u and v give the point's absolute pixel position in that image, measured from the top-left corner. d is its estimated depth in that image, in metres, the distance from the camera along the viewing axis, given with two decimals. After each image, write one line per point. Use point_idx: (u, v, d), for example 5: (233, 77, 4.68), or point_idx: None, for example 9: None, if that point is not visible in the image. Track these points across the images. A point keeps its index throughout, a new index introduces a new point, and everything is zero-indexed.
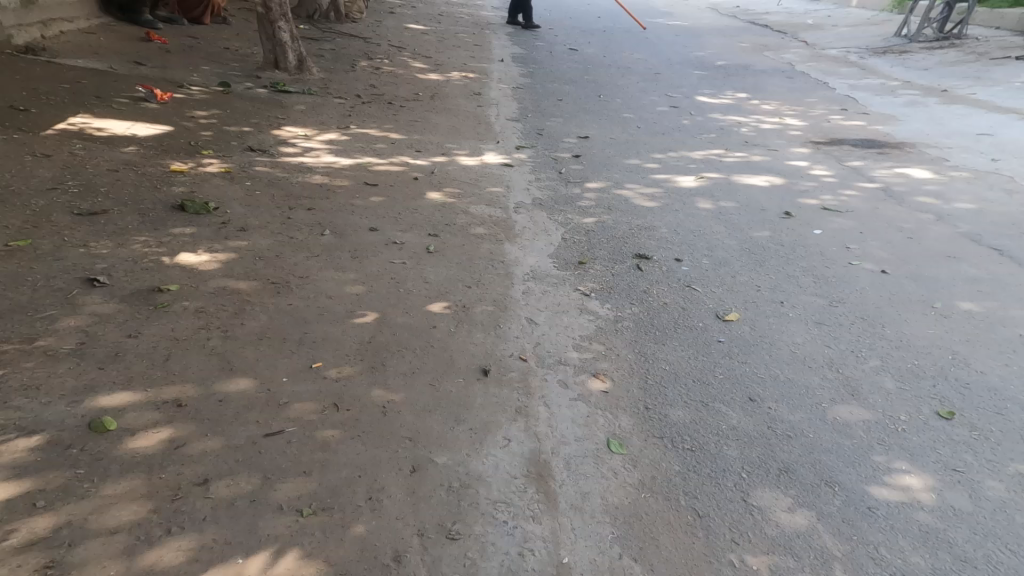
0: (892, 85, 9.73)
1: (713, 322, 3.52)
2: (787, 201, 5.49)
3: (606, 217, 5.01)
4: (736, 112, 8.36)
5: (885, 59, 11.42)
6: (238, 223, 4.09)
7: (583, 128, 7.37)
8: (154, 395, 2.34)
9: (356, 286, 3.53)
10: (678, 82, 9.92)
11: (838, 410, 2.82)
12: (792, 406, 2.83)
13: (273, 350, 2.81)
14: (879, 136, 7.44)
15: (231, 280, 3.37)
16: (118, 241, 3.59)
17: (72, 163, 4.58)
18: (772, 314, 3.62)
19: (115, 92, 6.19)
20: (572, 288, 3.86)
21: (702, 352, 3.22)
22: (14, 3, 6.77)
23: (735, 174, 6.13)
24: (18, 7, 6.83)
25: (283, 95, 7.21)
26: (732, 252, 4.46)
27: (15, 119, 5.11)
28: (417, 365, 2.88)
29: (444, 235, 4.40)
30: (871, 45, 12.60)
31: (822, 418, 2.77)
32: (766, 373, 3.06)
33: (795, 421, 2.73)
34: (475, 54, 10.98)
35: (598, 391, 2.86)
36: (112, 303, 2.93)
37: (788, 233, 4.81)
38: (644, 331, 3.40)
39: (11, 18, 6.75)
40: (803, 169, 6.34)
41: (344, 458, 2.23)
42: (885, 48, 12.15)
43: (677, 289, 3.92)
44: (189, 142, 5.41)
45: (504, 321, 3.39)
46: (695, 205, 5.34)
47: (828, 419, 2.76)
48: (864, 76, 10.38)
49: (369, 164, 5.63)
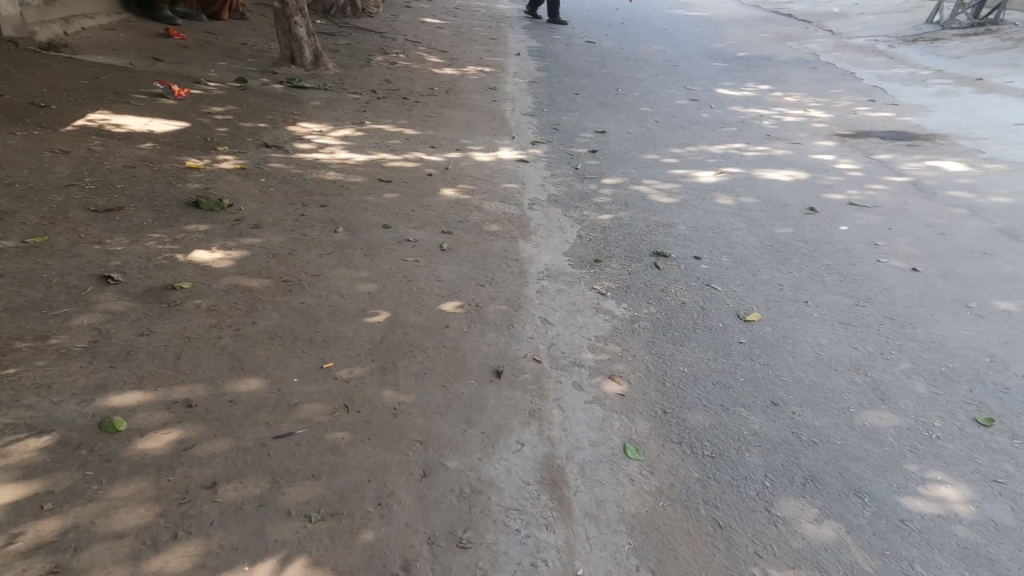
0: (923, 74, 9.40)
1: (733, 322, 3.41)
2: (811, 196, 5.33)
3: (622, 213, 4.91)
4: (758, 105, 8.15)
5: (916, 47, 11.03)
6: (251, 220, 4.08)
7: (600, 122, 7.25)
8: (164, 395, 2.33)
9: (368, 285, 3.50)
10: (697, 74, 9.71)
11: (867, 416, 2.70)
12: (817, 411, 2.71)
13: (284, 349, 2.78)
14: (909, 128, 7.19)
15: (243, 278, 3.36)
16: (133, 238, 3.60)
17: (91, 160, 4.62)
18: (796, 315, 3.50)
19: (133, 88, 6.24)
20: (588, 287, 3.78)
21: (722, 354, 3.11)
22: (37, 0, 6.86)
23: (757, 168, 5.96)
24: (41, 4, 6.92)
25: (299, 91, 7.21)
26: (753, 250, 4.33)
27: (36, 116, 5.17)
28: (428, 366, 2.83)
29: (457, 233, 4.34)
30: (900, 32, 12.20)
31: (850, 424, 2.65)
32: (789, 375, 2.94)
33: (821, 426, 2.62)
34: (491, 47, 10.89)
35: (614, 394, 2.78)
36: (125, 301, 2.93)
37: (812, 230, 4.66)
38: (661, 332, 3.31)
39: (34, 15, 6.85)
40: (827, 163, 6.14)
41: (353, 461, 2.19)
42: (916, 36, 11.73)
43: (695, 288, 3.81)
44: (205, 138, 5.43)
45: (517, 321, 3.32)
46: (715, 201, 5.20)
47: (856, 425, 2.64)
48: (893, 65, 10.04)
49: (383, 160, 5.60)
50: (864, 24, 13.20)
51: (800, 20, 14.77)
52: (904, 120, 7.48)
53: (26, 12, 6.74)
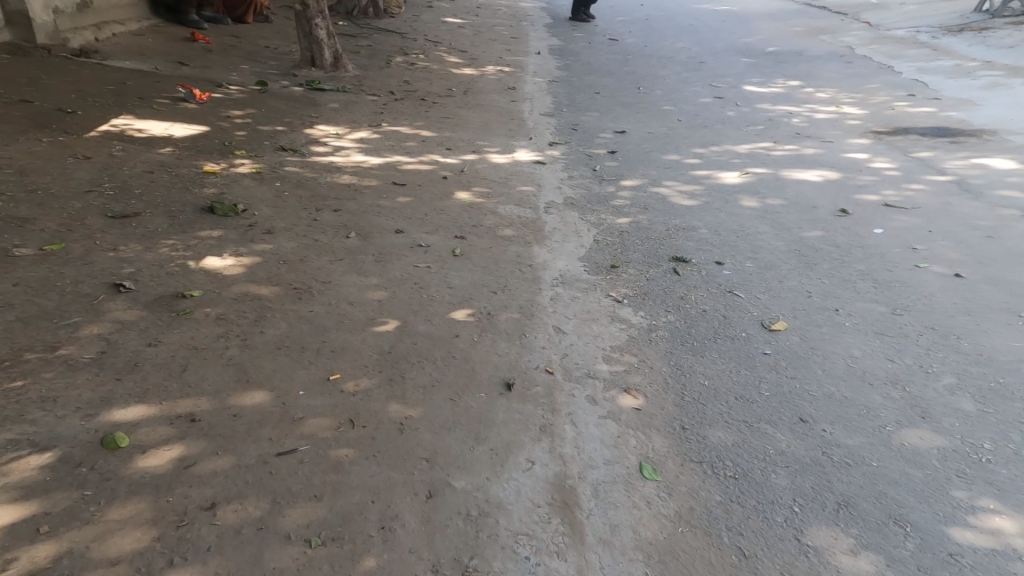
0: (969, 66, 8.98)
1: (757, 332, 3.25)
2: (842, 197, 5.10)
3: (641, 216, 4.77)
4: (787, 102, 7.88)
5: (961, 37, 10.55)
6: (264, 225, 4.06)
7: (620, 122, 7.09)
8: (168, 410, 2.30)
9: (378, 292, 3.44)
10: (724, 71, 9.45)
11: (905, 435, 2.52)
12: (849, 429, 2.54)
13: (291, 360, 2.73)
14: (953, 124, 6.85)
15: (253, 285, 3.33)
16: (147, 244, 3.59)
17: (111, 165, 4.65)
18: (825, 324, 3.31)
19: (155, 92, 6.31)
20: (603, 295, 3.66)
21: (746, 366, 2.95)
22: (70, 8, 6.99)
23: (784, 169, 5.75)
24: (73, 11, 7.05)
25: (317, 93, 7.21)
26: (779, 254, 4.15)
27: (60, 121, 5.23)
28: (437, 378, 2.75)
29: (471, 237, 4.25)
30: (943, 22, 11.69)
31: (887, 444, 2.47)
32: (818, 389, 2.77)
33: (854, 446, 2.45)
34: (511, 46, 10.78)
35: (630, 409, 2.66)
36: (135, 310, 2.91)
37: (843, 233, 4.45)
38: (680, 342, 3.16)
39: (67, 22, 6.98)
40: (861, 161, 5.89)
41: (357, 480, 2.13)
42: (963, 25, 11.21)
43: (717, 295, 3.65)
44: (223, 143, 5.45)
45: (530, 330, 3.22)
46: (739, 203, 5.02)
47: (893, 446, 2.46)
48: (936, 57, 9.62)
49: (398, 162, 5.54)
50: (903, 15, 12.69)
51: (834, 13, 14.29)
52: (948, 116, 7.14)
53: (59, 20, 6.87)
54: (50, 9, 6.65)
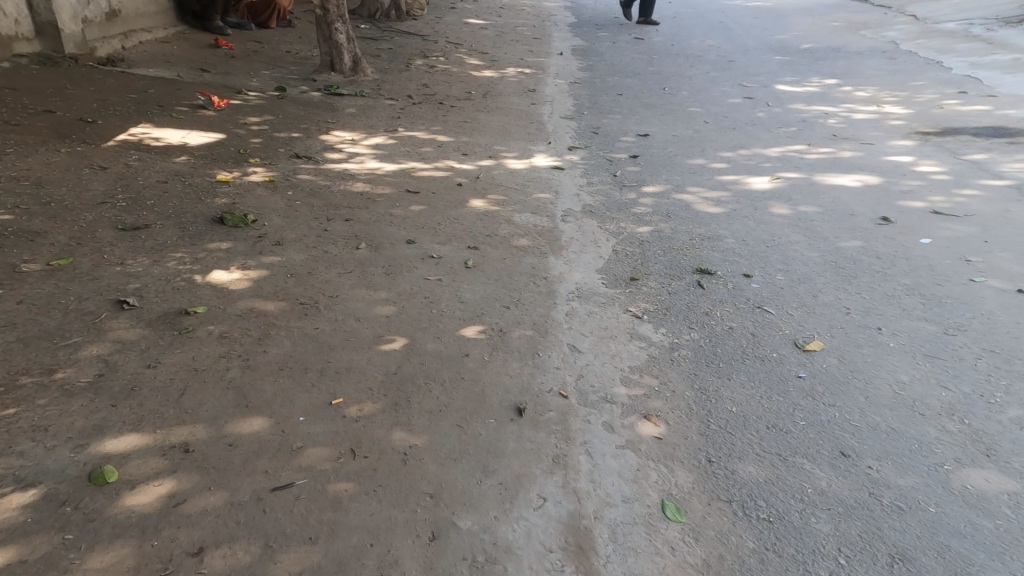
0: None
1: (790, 352, 3.02)
2: (884, 204, 4.82)
3: (663, 225, 4.56)
4: (822, 101, 7.55)
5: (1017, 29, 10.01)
6: (274, 236, 3.97)
7: (642, 125, 6.87)
8: (161, 440, 2.23)
9: (387, 307, 3.32)
10: (755, 69, 9.13)
11: (966, 475, 2.28)
12: (899, 467, 2.30)
13: (293, 382, 2.62)
14: (1010, 123, 6.48)
15: (259, 300, 3.23)
16: (155, 257, 3.50)
17: (126, 175, 4.61)
18: (866, 345, 3.07)
19: (176, 100, 6.32)
20: (622, 310, 3.47)
21: (778, 391, 2.72)
22: (96, 16, 7.07)
23: (819, 173, 5.47)
24: (100, 19, 7.13)
25: (335, 98, 7.16)
26: (814, 266, 3.92)
27: (81, 130, 5.26)
28: (445, 402, 2.61)
29: (484, 248, 4.10)
30: (997, 14, 11.11)
31: (946, 486, 2.23)
32: (859, 419, 2.53)
33: (906, 488, 2.21)
34: (533, 47, 10.61)
35: (651, 437, 2.45)
36: (137, 328, 2.82)
37: (885, 243, 4.20)
38: (705, 362, 2.96)
39: (94, 31, 7.06)
40: (906, 165, 5.58)
41: (355, 519, 2.00)
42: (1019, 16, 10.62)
43: (745, 310, 3.44)
44: (238, 150, 5.41)
45: (544, 349, 3.06)
46: (769, 210, 4.78)
47: (954, 489, 2.22)
48: (989, 51, 9.16)
49: (414, 169, 5.43)
50: (952, 6, 12.09)
51: (875, 7, 13.74)
52: (1003, 114, 6.75)
53: (86, 29, 6.94)
54: (76, 18, 6.72)
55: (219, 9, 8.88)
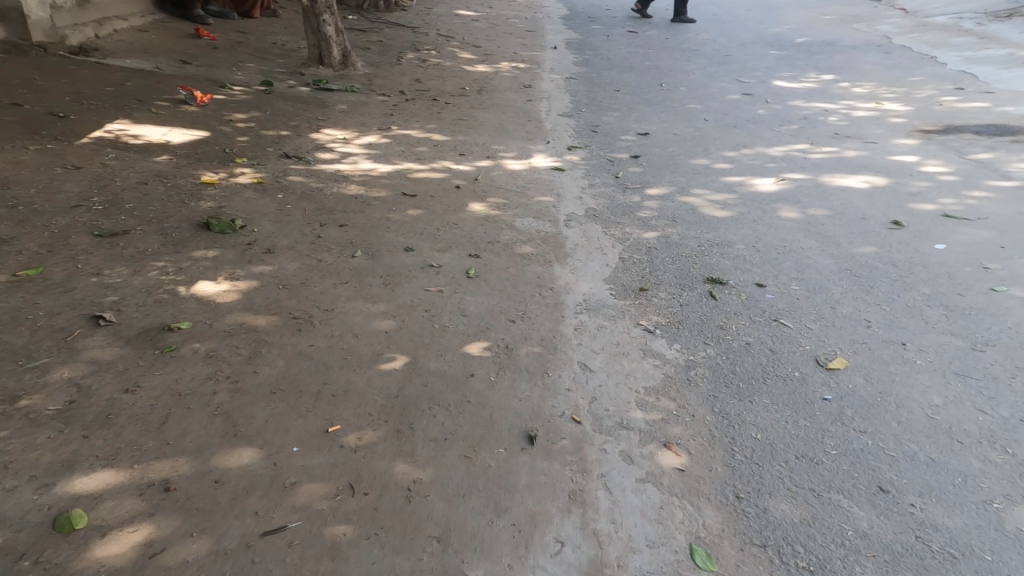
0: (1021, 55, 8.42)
1: (813, 371, 2.87)
2: (895, 207, 4.69)
3: (671, 230, 4.39)
4: (822, 98, 7.41)
5: (1008, 23, 9.94)
6: (264, 243, 3.75)
7: (642, 123, 6.70)
8: (139, 476, 2.03)
9: (386, 321, 3.13)
10: (752, 64, 8.98)
11: (1018, 515, 2.14)
12: (944, 506, 2.17)
13: (286, 408, 2.43)
14: (1011, 120, 6.38)
15: (249, 313, 3.02)
16: (134, 267, 3.28)
17: (103, 176, 4.36)
18: (893, 362, 2.93)
19: (157, 94, 6.05)
20: (633, 324, 3.31)
21: (805, 416, 2.58)
22: (68, 3, 6.72)
23: (825, 174, 5.32)
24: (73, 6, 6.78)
25: (325, 94, 6.91)
26: (829, 275, 3.77)
27: (55, 126, 4.99)
28: (451, 429, 2.44)
29: (486, 255, 3.91)
30: (988, 7, 11.05)
31: (997, 527, 2.10)
32: (894, 448, 2.40)
33: (954, 530, 2.08)
34: (527, 41, 10.40)
35: (673, 469, 2.29)
36: (114, 347, 2.60)
37: (900, 249, 4.06)
38: (724, 383, 2.80)
39: (66, 18, 6.71)
40: (912, 165, 5.45)
41: (356, 569, 1.84)
42: (1008, 10, 10.57)
43: (762, 324, 3.29)
44: (224, 149, 5.16)
45: (553, 368, 2.89)
46: (778, 213, 4.62)
47: (1006, 531, 2.08)
48: (982, 46, 9.08)
49: (410, 170, 5.22)
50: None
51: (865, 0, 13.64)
52: (1003, 111, 6.66)
53: (58, 16, 6.59)
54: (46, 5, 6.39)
55: None
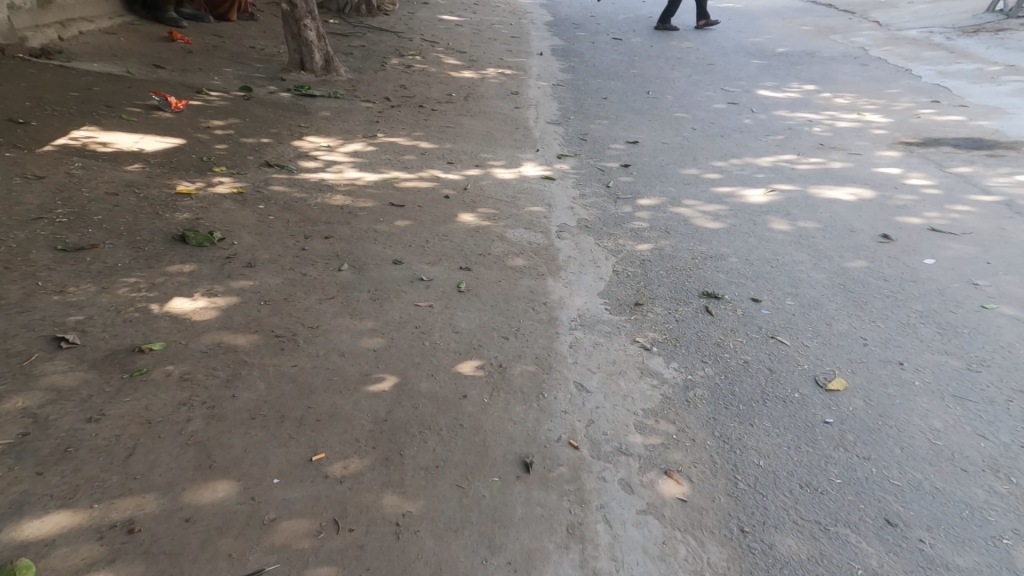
0: (993, 69, 8.58)
1: (813, 393, 2.82)
2: (882, 220, 4.68)
3: (663, 242, 4.32)
4: (805, 108, 7.45)
5: (978, 38, 10.14)
6: (245, 256, 3.60)
7: (630, 131, 6.66)
8: (99, 518, 1.88)
9: (374, 339, 3.00)
10: (736, 73, 9.02)
11: None
12: (953, 541, 2.12)
13: (266, 435, 2.29)
14: (987, 134, 6.46)
15: (227, 332, 2.88)
16: (101, 283, 3.11)
17: (68, 186, 4.18)
18: (891, 383, 2.88)
19: (129, 100, 5.86)
20: (629, 341, 3.22)
21: (807, 441, 2.54)
22: (28, 3, 6.52)
23: (813, 185, 5.30)
24: (33, 7, 6.58)
25: (308, 100, 6.77)
26: (822, 290, 3.73)
27: (18, 134, 4.79)
28: (443, 457, 2.34)
29: (477, 268, 3.80)
30: (959, 21, 11.27)
31: (1008, 565, 2.05)
32: (899, 476, 2.37)
33: (965, 568, 2.03)
34: (513, 47, 10.35)
35: (675, 499, 2.25)
36: (76, 371, 2.44)
37: (890, 263, 4.04)
38: (723, 405, 2.75)
39: (26, 19, 6.52)
40: (896, 177, 5.46)
41: None
42: (978, 25, 10.81)
43: (758, 341, 3.23)
44: (201, 158, 5.01)
45: (548, 389, 2.81)
46: (769, 225, 4.58)
47: (1018, 568, 2.04)
48: (954, 59, 9.24)
49: (397, 179, 5.10)
50: (916, 12, 12.22)
51: (841, 11, 13.86)
52: (979, 124, 6.75)
53: (16, 17, 6.40)
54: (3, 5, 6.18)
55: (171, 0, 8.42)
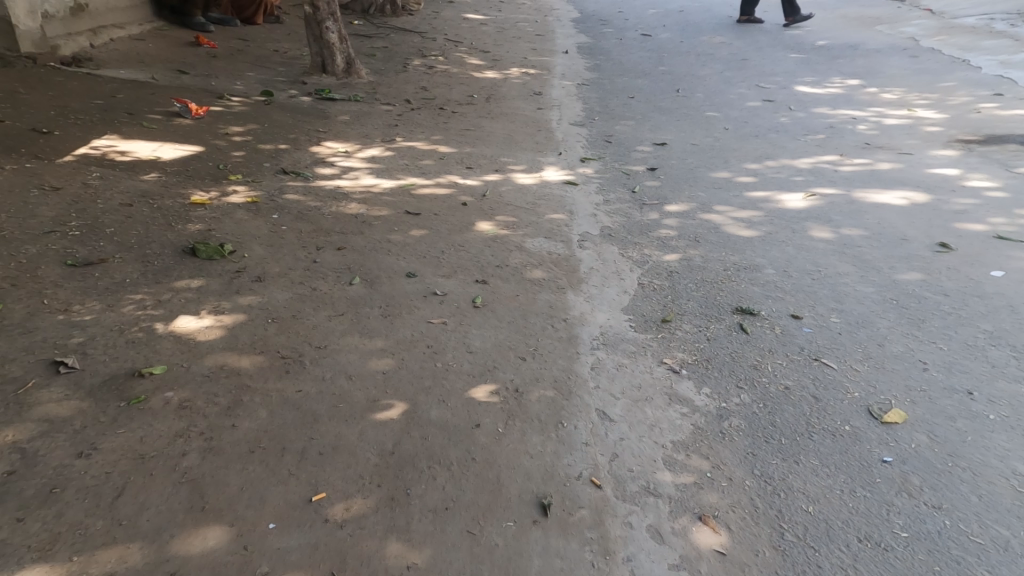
0: None
1: (866, 427, 2.60)
2: (938, 226, 4.30)
3: (692, 251, 4.05)
4: (848, 105, 7.02)
5: None
6: (254, 270, 3.48)
7: (657, 132, 6.37)
8: (79, 572, 1.75)
9: (384, 359, 2.83)
10: (771, 68, 8.60)
11: None
12: None
13: (264, 471, 2.14)
14: None
15: (232, 354, 2.75)
16: (108, 300, 3.03)
17: (83, 197, 4.14)
18: (961, 417, 2.64)
19: (150, 107, 5.85)
20: (656, 362, 2.98)
21: (863, 483, 2.34)
22: (61, 12, 6.61)
23: (858, 188, 4.95)
24: (65, 15, 6.66)
25: (327, 104, 6.68)
26: (872, 305, 3.42)
27: (39, 143, 4.80)
28: (452, 496, 2.16)
29: (494, 281, 3.60)
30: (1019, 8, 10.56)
31: None
32: (980, 532, 2.16)
33: None
34: (537, 46, 10.11)
35: (711, 551, 2.07)
36: (71, 400, 2.32)
37: (950, 276, 3.69)
38: (764, 439, 2.53)
39: (58, 27, 6.60)
40: (953, 179, 5.06)
41: None
42: None
43: (801, 364, 2.97)
44: (218, 166, 4.94)
45: (568, 417, 2.60)
46: (809, 233, 4.26)
47: None
48: (1016, 49, 8.62)
49: (414, 185, 4.94)
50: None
51: None
52: None
53: (48, 25, 6.48)
54: (34, 13, 6.24)
55: (199, 5, 8.48)
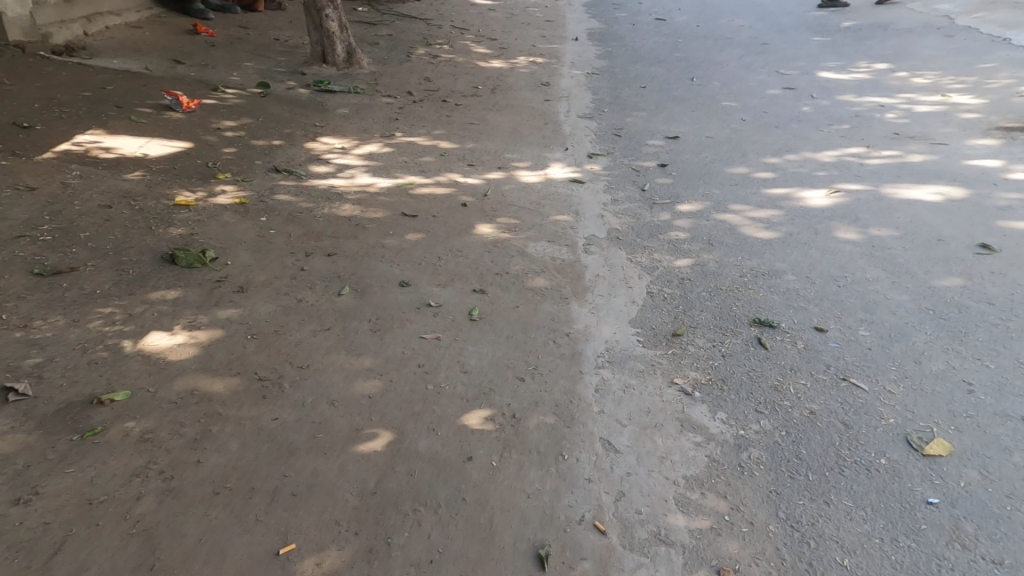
0: None
1: (908, 461, 2.31)
2: (979, 224, 3.98)
3: (707, 256, 3.76)
4: (876, 90, 6.64)
5: None
6: (236, 279, 3.24)
7: (671, 124, 6.04)
8: None
9: (370, 381, 2.59)
10: (793, 53, 8.20)
11: None
12: None
13: (228, 518, 1.92)
14: None
15: (203, 375, 2.51)
16: (75, 314, 2.81)
17: (60, 198, 3.91)
18: (1016, 450, 2.35)
19: (140, 100, 5.62)
20: (667, 383, 2.71)
21: (907, 531, 2.06)
22: None
23: (887, 183, 4.61)
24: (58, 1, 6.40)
25: (326, 96, 6.41)
26: (906, 316, 3.12)
27: (19, 139, 4.58)
28: (439, 546, 1.92)
29: (493, 291, 3.34)
30: None
31: None
32: None
33: None
34: (547, 32, 9.76)
35: None
36: (19, 435, 2.12)
37: (994, 281, 3.38)
38: (792, 476, 2.25)
39: (51, 14, 6.35)
40: (995, 171, 4.70)
41: None
42: None
43: (830, 386, 2.68)
44: (207, 163, 4.70)
45: (571, 448, 2.34)
46: (835, 234, 3.95)
47: None
48: None
49: (411, 184, 4.68)
50: None
51: None
52: None
53: (40, 12, 6.23)
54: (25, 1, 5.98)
55: None
